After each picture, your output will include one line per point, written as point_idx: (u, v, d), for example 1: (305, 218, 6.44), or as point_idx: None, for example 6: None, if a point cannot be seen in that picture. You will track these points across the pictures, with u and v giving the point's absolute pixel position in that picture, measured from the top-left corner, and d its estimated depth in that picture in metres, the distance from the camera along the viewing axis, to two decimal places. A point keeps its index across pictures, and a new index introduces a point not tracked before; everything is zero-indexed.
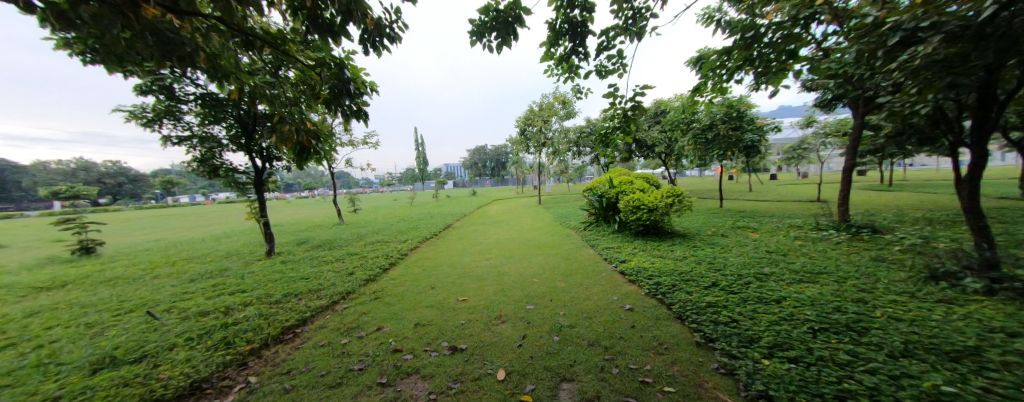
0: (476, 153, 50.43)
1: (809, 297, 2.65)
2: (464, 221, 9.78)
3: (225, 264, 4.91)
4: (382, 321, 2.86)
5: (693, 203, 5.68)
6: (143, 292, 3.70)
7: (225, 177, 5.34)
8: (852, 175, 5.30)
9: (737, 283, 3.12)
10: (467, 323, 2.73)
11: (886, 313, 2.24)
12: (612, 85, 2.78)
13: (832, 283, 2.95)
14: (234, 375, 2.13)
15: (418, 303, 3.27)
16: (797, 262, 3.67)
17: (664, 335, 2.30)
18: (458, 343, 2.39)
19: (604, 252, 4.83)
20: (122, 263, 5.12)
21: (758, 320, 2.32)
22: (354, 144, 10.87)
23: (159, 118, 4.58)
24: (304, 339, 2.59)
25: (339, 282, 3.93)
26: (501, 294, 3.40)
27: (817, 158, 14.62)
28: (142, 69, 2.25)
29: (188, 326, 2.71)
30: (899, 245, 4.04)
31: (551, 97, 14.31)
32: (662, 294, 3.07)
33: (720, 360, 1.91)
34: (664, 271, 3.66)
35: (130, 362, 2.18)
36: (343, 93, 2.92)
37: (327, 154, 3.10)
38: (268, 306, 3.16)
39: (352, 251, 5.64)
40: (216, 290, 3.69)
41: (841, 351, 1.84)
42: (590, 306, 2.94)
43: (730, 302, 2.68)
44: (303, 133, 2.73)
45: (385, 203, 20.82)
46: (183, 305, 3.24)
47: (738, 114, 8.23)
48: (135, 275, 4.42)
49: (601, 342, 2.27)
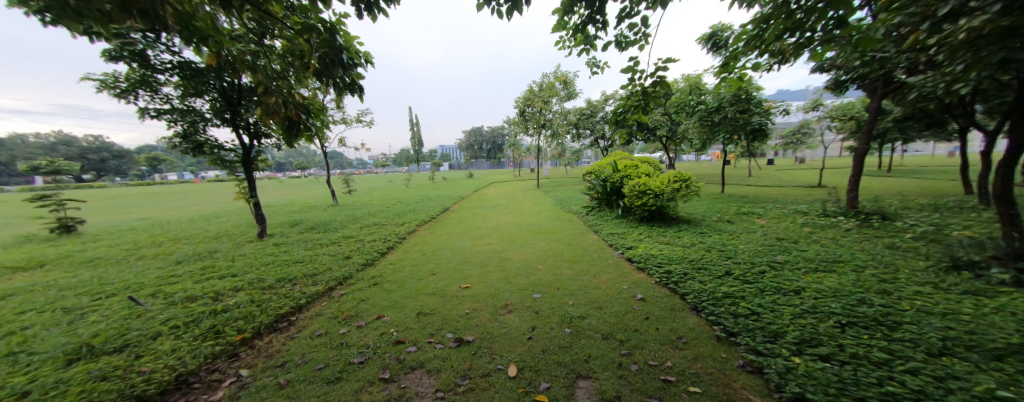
0: (473, 134, 49.59)
1: (830, 287, 2.55)
2: (462, 204, 9.58)
3: (213, 246, 4.68)
4: (382, 310, 2.71)
5: (701, 188, 5.53)
6: (127, 274, 3.50)
7: (210, 154, 5.02)
8: (864, 160, 5.17)
9: (751, 271, 3.01)
10: (472, 313, 2.60)
11: (915, 306, 2.16)
12: (633, 58, 2.52)
13: (850, 272, 2.87)
14: (224, 367, 1.93)
15: (418, 290, 3.13)
16: (810, 250, 3.58)
17: (681, 328, 2.19)
18: (464, 335, 2.25)
19: (609, 238, 4.70)
20: (105, 243, 4.85)
21: (780, 312, 2.21)
22: (348, 121, 10.41)
23: (135, 87, 4.22)
24: (300, 328, 2.44)
25: (337, 267, 3.77)
26: (505, 282, 3.28)
27: (818, 142, 14.50)
28: (104, 26, 1.92)
29: (174, 313, 2.51)
30: (911, 233, 3.98)
31: (551, 76, 13.88)
32: (674, 282, 2.96)
33: (745, 356, 1.81)
34: (674, 258, 3.55)
35: (109, 353, 1.97)
36: (335, 63, 2.66)
37: (319, 132, 2.82)
38: (259, 292, 2.97)
39: (349, 234, 5.45)
40: (205, 273, 3.49)
41: (876, 348, 1.75)
42: (599, 296, 2.83)
43: (748, 292, 2.57)
44: (292, 105, 2.42)
45: (381, 185, 20.53)
46: (168, 290, 3.03)
47: (747, 96, 7.97)
48: (118, 256, 4.18)
49: (616, 335, 2.16)
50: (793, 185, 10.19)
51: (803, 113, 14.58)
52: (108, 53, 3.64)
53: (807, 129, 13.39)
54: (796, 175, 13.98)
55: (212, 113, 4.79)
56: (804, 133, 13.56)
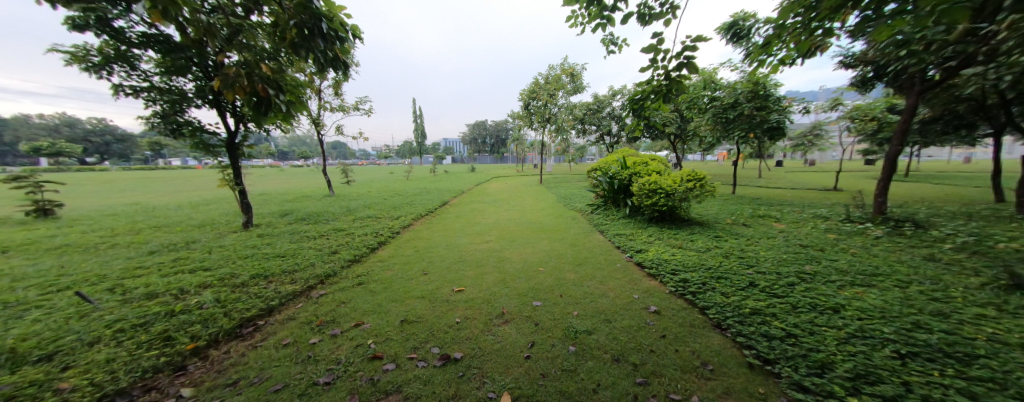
0: (477, 127, 49.14)
1: (875, 306, 2.21)
2: (462, 198, 9.27)
3: (193, 235, 4.40)
4: (363, 316, 2.41)
5: (716, 188, 5.07)
6: (91, 264, 3.22)
7: (191, 137, 4.70)
8: (896, 163, 4.76)
9: (780, 284, 2.67)
10: (464, 322, 2.29)
11: (986, 335, 1.82)
12: (657, 33, 2.15)
13: (893, 288, 2.52)
14: (165, 384, 1.64)
15: (406, 293, 2.82)
16: (841, 260, 3.23)
17: (704, 351, 1.88)
18: (452, 351, 1.94)
19: (617, 240, 4.36)
20: (80, 228, 4.58)
21: (822, 336, 1.87)
22: (345, 109, 10.07)
23: (109, 62, 3.94)
24: (266, 335, 2.14)
25: (320, 263, 3.47)
26: (503, 285, 2.97)
27: (831, 144, 14.02)
28: None
29: (124, 314, 2.22)
30: (950, 244, 3.63)
31: (557, 69, 13.49)
32: (692, 293, 2.63)
33: (789, 393, 1.49)
34: (689, 265, 3.23)
35: (31, 363, 1.68)
36: (315, 33, 2.32)
37: (294, 111, 2.47)
38: (228, 290, 2.67)
39: (340, 226, 5.16)
40: (175, 266, 3.21)
41: (952, 390, 1.41)
42: (607, 306, 2.51)
43: (779, 309, 2.24)
44: (258, 78, 2.07)
45: (382, 176, 20.32)
46: (129, 284, 2.75)
47: (765, 93, 7.55)
48: (89, 244, 3.91)
49: (628, 357, 1.84)
50: (807, 188, 9.78)
51: (816, 114, 14.11)
52: (72, 21, 3.31)
53: (820, 131, 12.98)
54: (807, 178, 13.54)
55: (196, 93, 4.50)
56: (816, 134, 13.16)
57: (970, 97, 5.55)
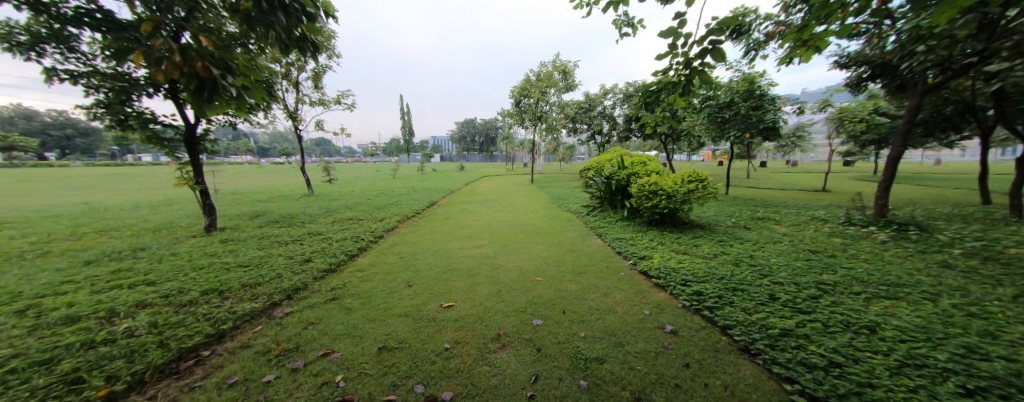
0: (465, 125, 48.42)
1: (914, 324, 1.98)
2: (451, 198, 8.86)
3: (142, 241, 3.87)
4: (334, 341, 2.03)
5: (718, 190, 4.86)
6: (6, 278, 2.71)
7: (143, 130, 4.18)
8: (897, 165, 4.66)
9: (803, 297, 2.43)
10: (454, 348, 1.95)
11: None
12: (682, 12, 1.86)
13: (924, 301, 2.31)
14: None
15: (387, 310, 2.44)
16: (857, 268, 3.04)
17: (738, 384, 1.60)
18: (440, 391, 1.60)
19: (617, 245, 4.09)
20: (9, 233, 3.98)
21: (870, 365, 1.63)
22: (326, 103, 9.49)
23: (41, 41, 3.41)
24: (211, 370, 1.75)
25: (288, 274, 3.04)
26: (497, 299, 2.63)
27: (814, 146, 14.27)
28: None
29: (25, 346, 1.78)
30: (959, 249, 3.50)
31: (550, 66, 13.19)
32: (709, 309, 2.37)
33: None
34: (699, 274, 2.96)
35: None
36: (273, 4, 1.91)
37: (250, 98, 2.06)
38: (171, 311, 2.24)
39: (315, 230, 4.71)
40: (114, 279, 2.74)
41: None
42: (616, 324, 2.22)
43: (811, 329, 1.99)
44: (196, 54, 1.67)
45: (367, 175, 19.63)
46: (48, 303, 2.29)
47: (760, 93, 7.46)
48: (13, 251, 3.36)
49: (651, 394, 1.55)
50: (796, 189, 9.78)
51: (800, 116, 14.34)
52: None
53: (803, 133, 13.15)
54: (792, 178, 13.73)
55: (148, 81, 3.98)
56: (800, 136, 13.33)
57: (958, 99, 5.57)
